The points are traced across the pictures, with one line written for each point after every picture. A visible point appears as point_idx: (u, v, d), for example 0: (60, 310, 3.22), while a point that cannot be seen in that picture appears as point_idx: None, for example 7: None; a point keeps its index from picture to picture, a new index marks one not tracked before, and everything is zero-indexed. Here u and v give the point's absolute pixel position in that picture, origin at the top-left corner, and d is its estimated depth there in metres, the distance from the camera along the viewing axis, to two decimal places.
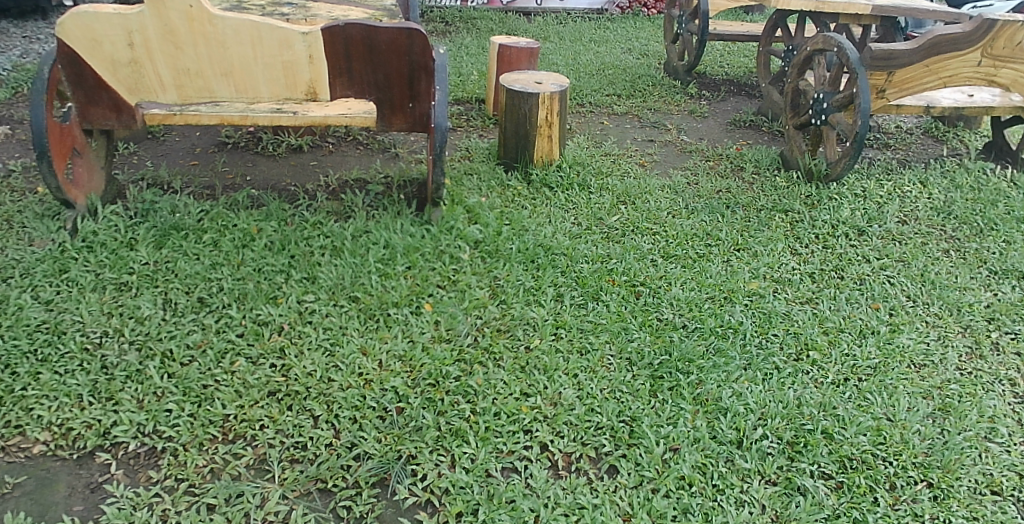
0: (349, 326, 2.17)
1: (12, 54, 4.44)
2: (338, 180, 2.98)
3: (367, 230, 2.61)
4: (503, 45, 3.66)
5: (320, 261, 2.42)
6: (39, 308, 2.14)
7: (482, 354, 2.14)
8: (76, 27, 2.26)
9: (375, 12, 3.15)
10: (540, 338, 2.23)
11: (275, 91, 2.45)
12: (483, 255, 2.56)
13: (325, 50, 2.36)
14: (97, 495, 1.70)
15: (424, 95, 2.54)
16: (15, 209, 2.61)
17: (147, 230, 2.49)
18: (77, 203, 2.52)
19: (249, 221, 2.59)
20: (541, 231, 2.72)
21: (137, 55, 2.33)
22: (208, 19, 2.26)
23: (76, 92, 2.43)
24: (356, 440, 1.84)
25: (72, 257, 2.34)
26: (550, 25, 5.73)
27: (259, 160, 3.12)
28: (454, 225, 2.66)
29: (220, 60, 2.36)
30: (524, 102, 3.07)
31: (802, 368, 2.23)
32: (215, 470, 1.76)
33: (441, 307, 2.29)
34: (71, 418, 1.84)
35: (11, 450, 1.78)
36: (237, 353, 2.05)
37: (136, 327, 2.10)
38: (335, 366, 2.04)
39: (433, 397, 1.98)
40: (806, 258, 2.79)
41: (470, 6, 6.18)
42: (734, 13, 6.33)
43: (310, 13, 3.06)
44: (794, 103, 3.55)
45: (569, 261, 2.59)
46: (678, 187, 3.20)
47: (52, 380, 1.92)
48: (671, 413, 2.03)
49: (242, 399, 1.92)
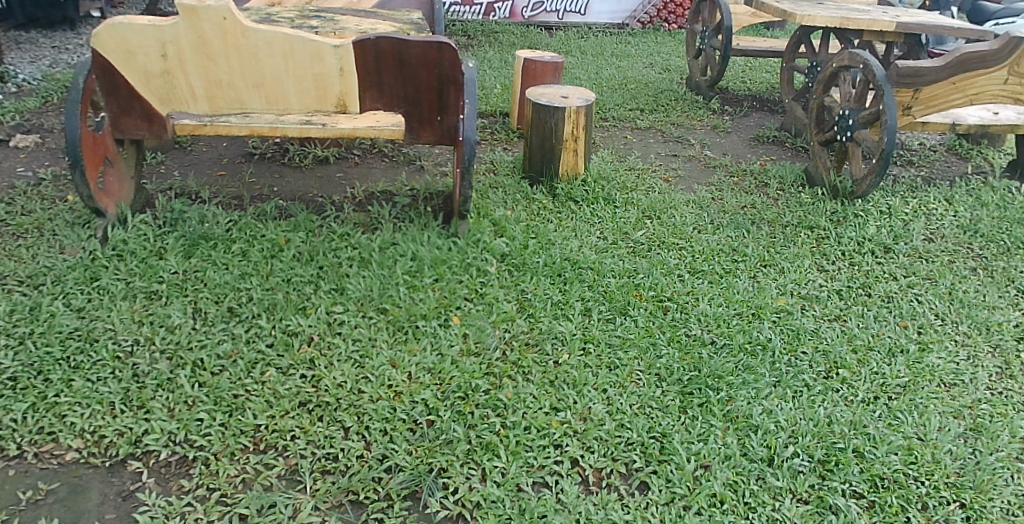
0: (378, 338, 2.17)
1: (42, 64, 4.50)
2: (365, 192, 2.98)
3: (394, 242, 2.62)
4: (528, 59, 3.67)
5: (348, 272, 2.43)
6: (71, 315, 2.15)
7: (511, 368, 2.13)
8: (111, 37, 2.28)
9: (403, 25, 3.14)
10: (568, 353, 2.22)
11: (306, 103, 2.47)
12: (509, 268, 2.56)
13: (356, 62, 2.38)
14: (129, 503, 1.70)
15: (453, 108, 2.55)
16: (46, 216, 2.63)
17: (177, 240, 2.50)
18: (108, 212, 2.53)
19: (278, 231, 2.59)
20: (567, 245, 2.72)
21: (170, 66, 2.35)
22: (241, 32, 2.28)
23: (109, 103, 2.45)
24: (387, 452, 1.84)
25: (103, 265, 2.36)
26: (572, 39, 5.75)
27: (285, 171, 3.13)
28: (480, 238, 2.67)
29: (251, 72, 2.38)
30: (550, 116, 3.08)
31: (832, 386, 2.22)
32: (247, 480, 1.76)
33: (469, 320, 2.29)
34: (103, 426, 1.85)
35: (44, 457, 1.79)
36: (267, 363, 2.05)
37: (167, 335, 2.11)
38: (364, 377, 2.04)
39: (463, 410, 1.97)
40: (833, 275, 2.78)
41: (491, 19, 6.23)
42: (754, 29, 6.33)
43: (339, 26, 3.03)
44: (818, 119, 3.55)
45: (595, 275, 2.58)
46: (703, 203, 3.20)
47: (84, 387, 1.93)
48: (701, 429, 2.01)
49: (273, 409, 1.92)
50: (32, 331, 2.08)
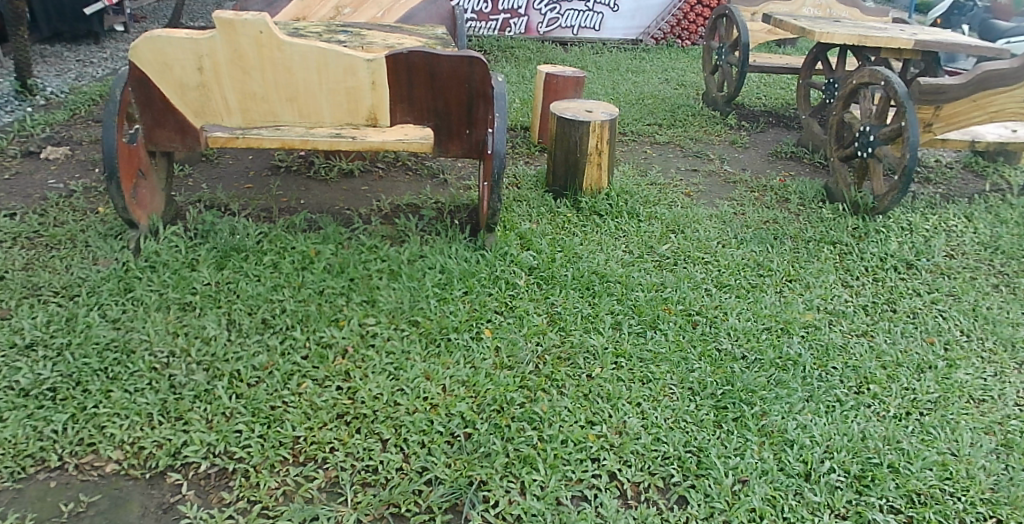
0: (411, 351, 2.17)
1: (67, 77, 4.56)
2: (391, 204, 2.99)
3: (423, 254, 2.62)
4: (550, 74, 3.70)
5: (379, 285, 2.43)
6: (107, 326, 2.16)
7: (545, 381, 2.14)
8: (148, 50, 2.30)
9: (428, 40, 3.16)
10: (601, 366, 2.23)
11: (338, 116, 2.48)
12: (538, 281, 2.57)
13: (389, 76, 2.39)
14: (171, 515, 1.70)
15: (482, 122, 2.56)
16: (78, 228, 2.70)
17: (208, 251, 2.51)
18: (140, 223, 2.55)
19: (308, 243, 2.60)
20: (594, 259, 2.72)
21: (205, 80, 2.37)
22: (276, 46, 2.29)
23: (144, 115, 2.47)
24: (427, 465, 1.84)
25: (136, 277, 2.37)
26: (587, 54, 5.79)
27: (312, 184, 3.14)
28: (508, 251, 2.68)
29: (285, 85, 2.39)
30: (575, 130, 3.11)
31: (864, 401, 2.22)
32: (288, 493, 1.76)
33: (501, 333, 2.29)
34: (142, 437, 1.85)
35: (85, 468, 1.78)
36: (303, 375, 2.06)
37: (203, 347, 2.11)
38: (400, 389, 2.04)
39: (500, 423, 1.97)
40: (857, 290, 2.79)
41: (507, 35, 6.32)
42: (767, 46, 6.37)
43: (366, 40, 3.05)
44: (839, 135, 3.57)
45: (624, 288, 2.59)
46: (726, 217, 3.21)
47: (122, 398, 1.93)
48: (737, 444, 2.01)
49: (311, 421, 1.92)
50: (70, 343, 2.09)
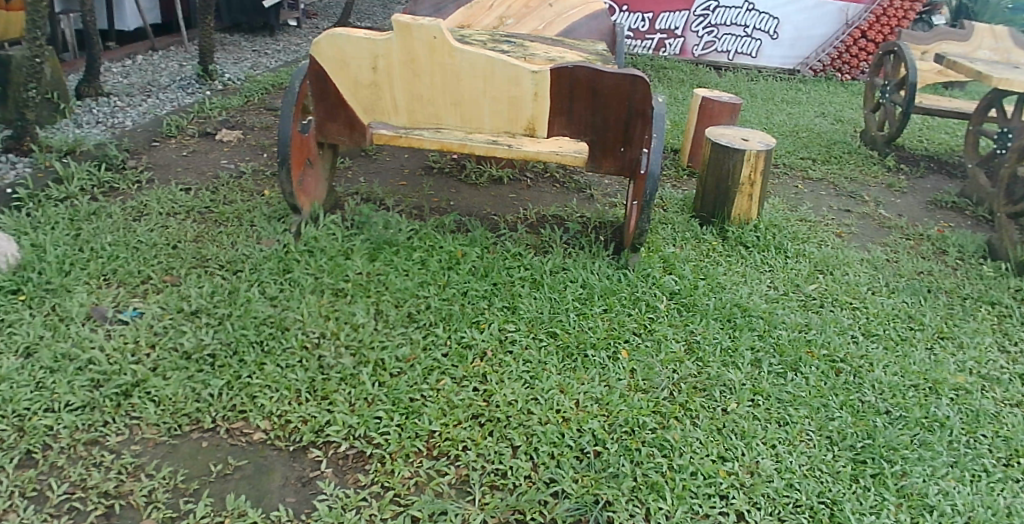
0: (548, 362, 2.19)
1: (244, 65, 4.93)
2: (537, 214, 3.04)
3: (565, 266, 2.65)
4: (707, 99, 3.68)
5: (521, 292, 2.47)
6: (265, 303, 2.30)
7: (678, 409, 2.10)
8: (329, 48, 2.45)
9: (589, 55, 3.19)
10: (736, 401, 2.17)
11: (498, 123, 2.55)
12: (679, 307, 2.53)
13: (551, 89, 2.44)
14: (309, 489, 1.78)
15: (638, 141, 2.56)
16: (245, 207, 2.91)
17: (363, 242, 2.64)
18: (303, 208, 2.70)
19: (455, 244, 2.68)
20: (737, 291, 2.66)
21: (377, 79, 2.49)
22: (448, 51, 2.38)
23: (318, 108, 2.62)
24: (555, 477, 1.84)
25: (295, 259, 2.52)
26: (740, 81, 5.68)
27: (462, 187, 3.24)
28: (650, 273, 2.67)
29: (452, 90, 2.48)
30: (729, 158, 3.08)
31: (1015, 476, 2.05)
32: (419, 484, 1.81)
33: (638, 355, 2.27)
34: (289, 411, 1.96)
35: (235, 433, 1.91)
36: (442, 372, 2.12)
37: (351, 332, 2.21)
38: (534, 398, 2.07)
39: (630, 445, 1.96)
40: (1018, 357, 2.57)
41: (662, 55, 6.49)
42: (935, 88, 6.01)
43: (528, 51, 3.11)
44: (1009, 190, 3.33)
45: (766, 324, 2.51)
46: (877, 263, 3.06)
47: (274, 372, 2.05)
48: (873, 502, 1.90)
49: (447, 417, 1.97)
50: (231, 314, 2.25)
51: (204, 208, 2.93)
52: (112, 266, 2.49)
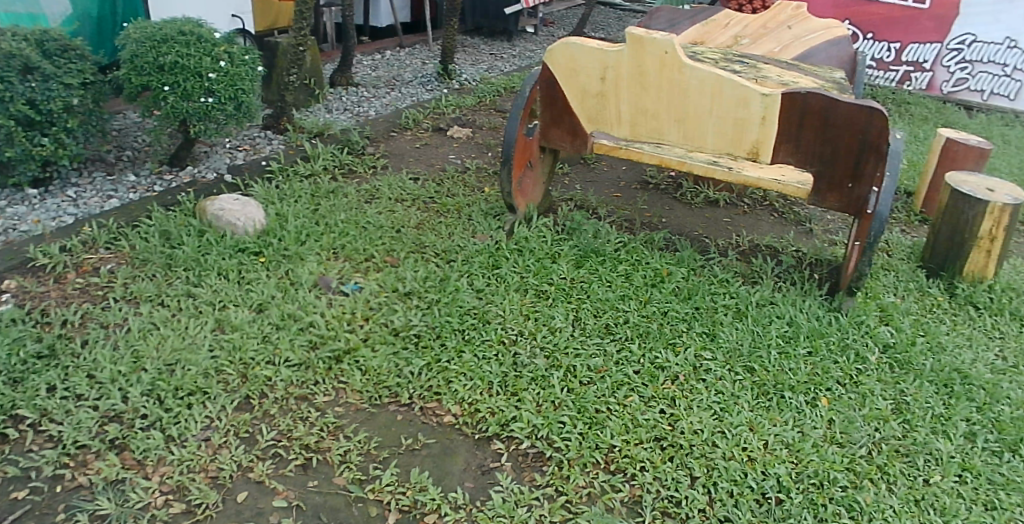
0: (740, 396, 2.13)
1: (481, 67, 5.38)
2: (750, 242, 2.99)
3: (773, 300, 2.57)
4: (951, 139, 3.41)
5: (721, 320, 2.43)
6: (473, 294, 2.47)
7: (875, 470, 1.95)
8: (564, 55, 2.55)
9: (827, 82, 3.04)
10: (941, 473, 1.97)
11: (719, 144, 2.49)
12: (892, 362, 2.35)
13: (780, 113, 2.36)
14: (487, 475, 1.88)
15: (868, 178, 2.40)
16: (466, 201, 3.13)
17: (570, 248, 2.74)
18: (518, 208, 2.84)
19: (662, 262, 2.70)
20: (961, 354, 2.40)
21: (605, 88, 2.55)
22: (677, 66, 2.39)
23: (545, 113, 2.72)
24: (728, 513, 1.79)
25: (504, 256, 2.67)
26: (995, 125, 5.13)
27: (675, 206, 3.26)
28: (864, 320, 2.50)
29: (676, 104, 2.48)
30: (969, 207, 2.80)
31: None
32: (593, 492, 1.84)
33: (838, 406, 2.14)
34: (478, 400, 2.06)
35: (427, 412, 2.06)
36: (632, 387, 2.13)
37: (549, 335, 2.30)
38: (719, 429, 2.02)
39: (815, 498, 1.85)
40: None
41: (907, 87, 5.86)
42: None
43: (761, 72, 3.03)
44: None
45: (988, 396, 2.24)
46: None
47: (472, 361, 2.18)
48: None
49: (629, 433, 1.98)
50: (439, 305, 2.42)
51: (423, 195, 3.21)
52: (349, 242, 2.81)
